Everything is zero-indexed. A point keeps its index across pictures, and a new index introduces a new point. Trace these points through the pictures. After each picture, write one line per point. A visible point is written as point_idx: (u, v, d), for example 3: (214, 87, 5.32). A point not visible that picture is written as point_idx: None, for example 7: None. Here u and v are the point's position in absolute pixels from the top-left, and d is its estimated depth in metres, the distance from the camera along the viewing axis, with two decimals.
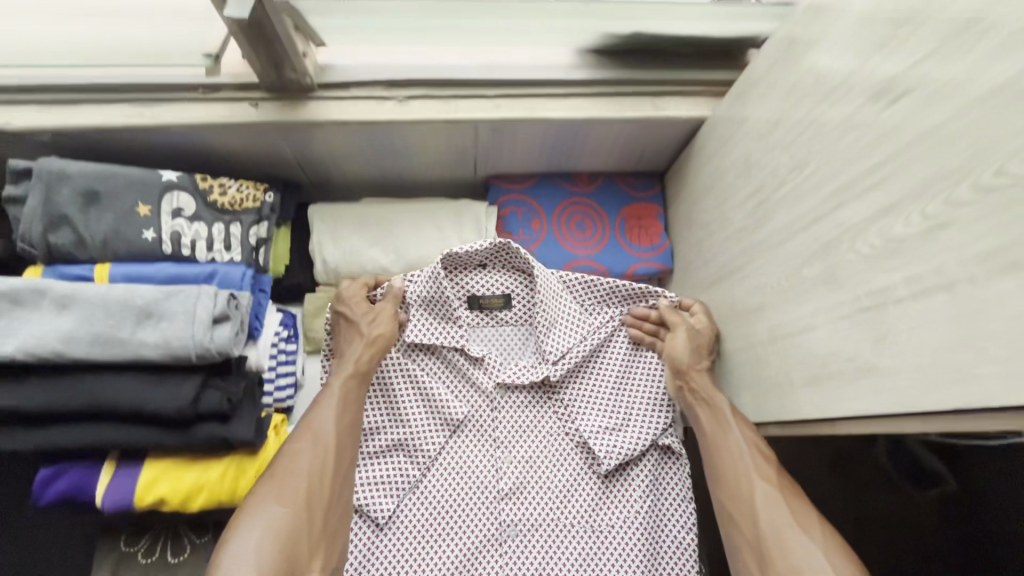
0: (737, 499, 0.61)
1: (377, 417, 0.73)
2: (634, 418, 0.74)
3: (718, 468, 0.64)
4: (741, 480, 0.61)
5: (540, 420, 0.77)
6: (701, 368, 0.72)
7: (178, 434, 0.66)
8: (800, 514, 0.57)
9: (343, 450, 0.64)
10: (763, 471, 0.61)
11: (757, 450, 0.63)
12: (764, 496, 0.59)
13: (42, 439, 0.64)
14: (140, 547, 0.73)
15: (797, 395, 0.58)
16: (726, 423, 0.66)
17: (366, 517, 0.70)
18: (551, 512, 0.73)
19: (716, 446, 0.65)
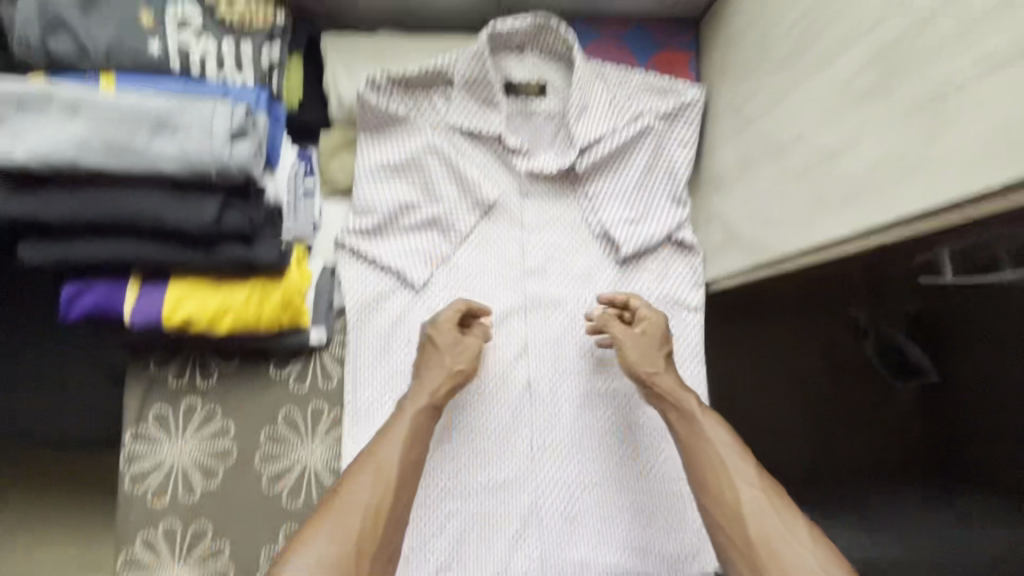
0: (724, 508, 0.62)
1: (416, 193, 0.82)
2: (652, 211, 0.86)
3: (699, 469, 0.65)
4: (725, 492, 0.62)
5: (566, 211, 0.87)
6: (663, 365, 0.74)
7: (204, 252, 0.66)
8: (793, 529, 0.59)
9: (403, 486, 0.63)
10: (750, 481, 0.62)
11: (739, 461, 0.64)
12: (754, 502, 0.61)
13: (67, 252, 0.64)
14: (170, 371, 0.77)
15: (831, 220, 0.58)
16: (713, 435, 0.67)
17: (405, 283, 0.82)
18: (573, 289, 0.86)
19: (699, 462, 0.66)
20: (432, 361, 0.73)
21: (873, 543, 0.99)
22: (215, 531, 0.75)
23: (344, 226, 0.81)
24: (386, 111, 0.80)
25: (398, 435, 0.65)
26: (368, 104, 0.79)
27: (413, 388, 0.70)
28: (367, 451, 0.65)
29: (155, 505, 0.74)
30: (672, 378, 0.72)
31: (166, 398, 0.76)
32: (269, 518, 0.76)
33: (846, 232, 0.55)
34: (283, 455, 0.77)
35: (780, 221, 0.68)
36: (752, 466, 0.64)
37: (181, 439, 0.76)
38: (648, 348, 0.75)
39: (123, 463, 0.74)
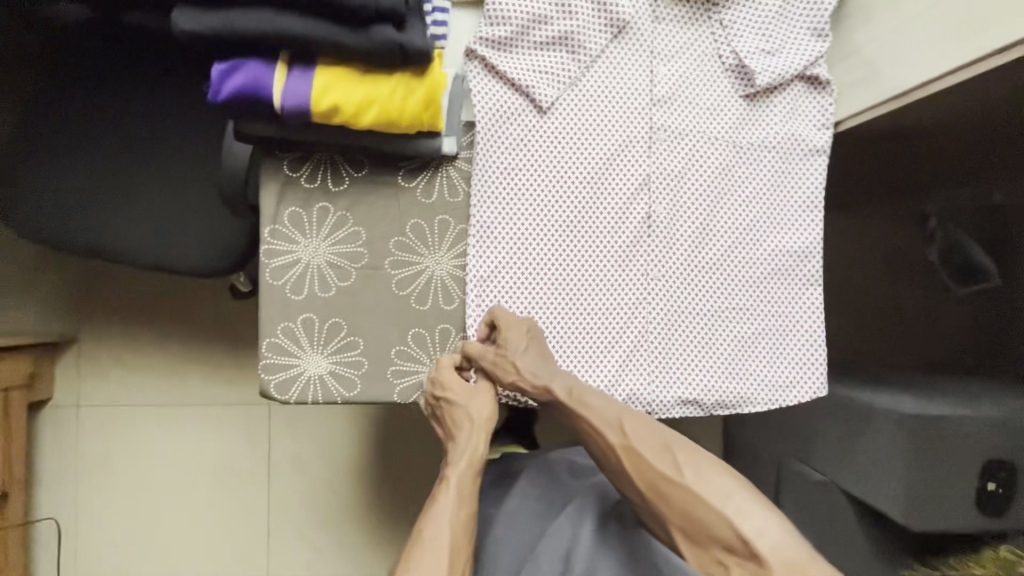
0: (621, 472, 0.69)
1: (551, 5, 0.78)
2: (790, 42, 0.82)
3: (600, 451, 0.71)
4: (599, 441, 0.71)
5: (697, 38, 0.83)
6: (520, 354, 0.75)
7: (356, 33, 0.65)
8: (656, 445, 0.68)
9: (458, 555, 0.67)
10: (614, 429, 0.70)
11: (603, 410, 0.72)
12: (633, 459, 0.68)
13: (222, 23, 0.63)
14: (303, 173, 0.78)
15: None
16: (591, 406, 0.73)
17: (530, 102, 0.80)
18: (697, 122, 0.83)
19: (587, 435, 0.72)
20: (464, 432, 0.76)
21: (952, 409, 1.03)
22: (347, 327, 0.79)
23: (474, 35, 0.78)
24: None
25: (444, 506, 0.70)
26: None
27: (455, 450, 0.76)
28: (419, 526, 0.69)
29: (294, 298, 0.78)
30: (532, 377, 0.75)
31: (300, 199, 0.78)
32: (399, 320, 0.80)
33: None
34: (412, 262, 0.80)
35: (959, 31, 0.70)
36: (613, 407, 0.72)
37: (315, 239, 0.78)
38: (499, 361, 0.76)
39: (264, 256, 0.77)
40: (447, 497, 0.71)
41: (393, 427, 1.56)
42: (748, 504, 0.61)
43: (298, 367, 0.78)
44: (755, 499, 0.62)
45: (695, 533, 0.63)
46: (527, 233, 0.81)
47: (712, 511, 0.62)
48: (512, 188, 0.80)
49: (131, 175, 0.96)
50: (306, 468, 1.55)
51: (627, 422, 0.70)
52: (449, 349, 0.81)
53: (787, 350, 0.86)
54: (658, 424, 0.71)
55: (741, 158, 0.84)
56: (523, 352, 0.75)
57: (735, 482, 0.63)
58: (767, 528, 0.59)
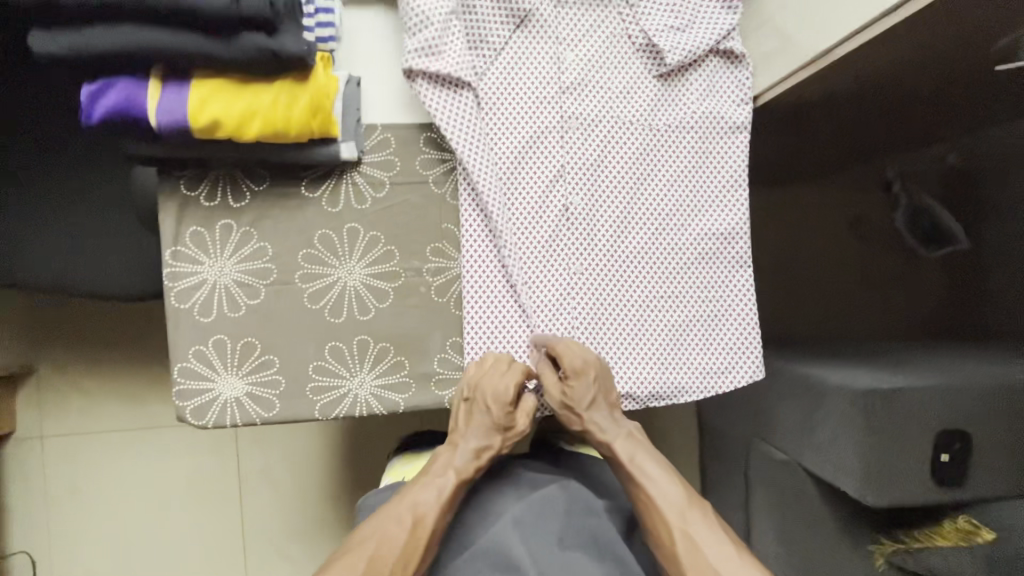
0: (663, 546, 0.69)
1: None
2: (700, 17, 0.79)
3: (652, 524, 0.71)
4: (657, 516, 0.70)
5: (604, 19, 0.80)
6: (585, 409, 0.76)
7: (224, 43, 0.62)
8: (717, 545, 0.67)
9: (429, 543, 0.69)
10: (681, 514, 0.69)
11: (674, 491, 0.71)
12: (685, 544, 0.68)
13: (81, 41, 0.60)
14: (202, 191, 0.75)
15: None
16: (655, 479, 0.72)
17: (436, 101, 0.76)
18: (612, 108, 0.80)
19: (640, 502, 0.72)
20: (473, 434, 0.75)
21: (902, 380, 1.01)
22: (262, 346, 0.77)
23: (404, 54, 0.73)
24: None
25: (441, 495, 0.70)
26: None
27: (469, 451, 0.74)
28: (412, 495, 0.70)
29: (203, 320, 0.76)
30: (599, 433, 0.76)
31: (200, 217, 0.75)
32: (315, 334, 0.78)
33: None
34: (323, 274, 0.77)
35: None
36: (683, 493, 0.71)
37: (221, 258, 0.76)
38: (566, 408, 0.77)
39: (167, 279, 0.75)
40: (442, 487, 0.71)
41: (362, 434, 1.55)
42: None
43: (214, 391, 0.76)
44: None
45: None
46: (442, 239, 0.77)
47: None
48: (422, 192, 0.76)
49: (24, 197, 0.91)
50: (277, 483, 1.54)
51: (693, 514, 0.70)
52: (370, 360, 0.79)
53: (721, 337, 0.83)
54: (720, 522, 0.70)
55: (660, 142, 0.81)
56: (590, 405, 0.76)
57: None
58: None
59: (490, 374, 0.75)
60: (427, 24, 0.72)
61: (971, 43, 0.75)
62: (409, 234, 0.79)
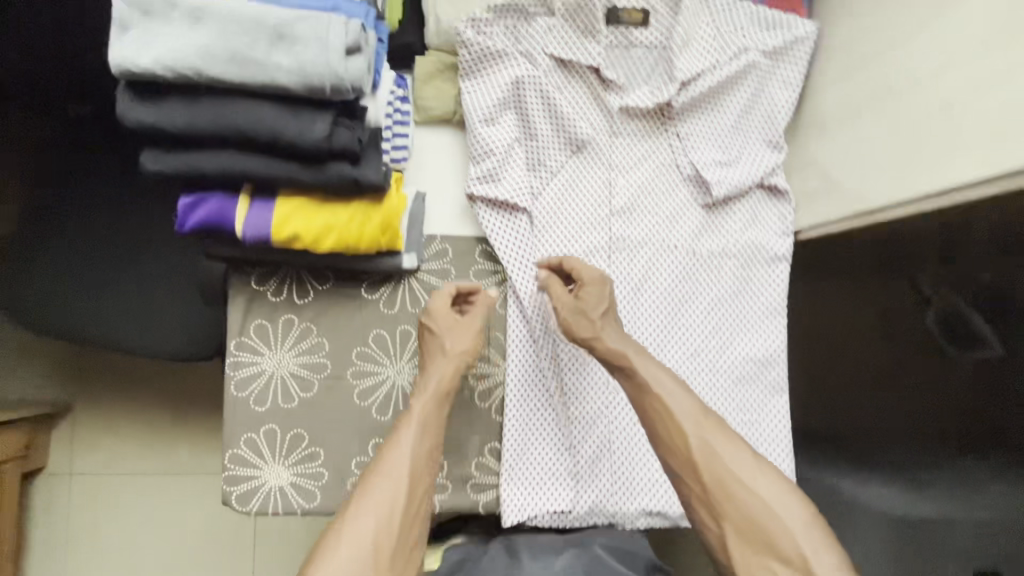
0: (680, 459, 0.72)
1: (513, 129, 0.80)
2: (746, 154, 0.83)
3: (666, 431, 0.73)
4: (670, 426, 0.73)
5: (655, 149, 0.84)
6: (599, 316, 0.76)
7: (312, 171, 0.68)
8: (736, 455, 0.72)
9: (416, 479, 0.72)
10: (692, 419, 0.72)
11: (684, 399, 0.73)
12: (700, 450, 0.71)
13: (186, 164, 0.66)
14: (269, 286, 0.80)
15: (962, 159, 0.56)
16: (670, 391, 0.74)
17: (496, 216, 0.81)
18: (657, 233, 0.84)
19: (651, 409, 0.74)
20: (440, 361, 0.76)
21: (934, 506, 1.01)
22: (309, 438, 0.80)
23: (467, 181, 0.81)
24: (482, 45, 0.77)
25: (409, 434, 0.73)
26: (466, 45, 0.77)
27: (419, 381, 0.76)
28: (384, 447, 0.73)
29: (257, 409, 0.80)
30: (609, 342, 0.76)
31: (265, 312, 0.80)
32: (360, 430, 0.81)
33: (975, 175, 0.55)
34: (373, 372, 0.81)
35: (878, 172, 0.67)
36: (696, 405, 0.74)
37: (279, 350, 0.80)
38: (576, 313, 0.76)
39: (229, 368, 0.79)
40: (419, 427, 0.73)
41: None
42: (813, 534, 0.67)
43: (259, 478, 0.79)
44: (818, 527, 0.68)
45: (740, 526, 0.69)
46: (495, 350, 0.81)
47: (775, 527, 0.68)
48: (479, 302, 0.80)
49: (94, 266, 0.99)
50: (292, 538, 1.54)
51: (711, 426, 0.73)
52: None
53: None
54: (730, 430, 0.74)
55: (701, 267, 0.85)
56: (602, 312, 0.77)
57: (795, 503, 0.69)
58: (830, 560, 0.66)
59: (440, 299, 0.78)
60: (491, 158, 0.79)
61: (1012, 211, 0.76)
62: None
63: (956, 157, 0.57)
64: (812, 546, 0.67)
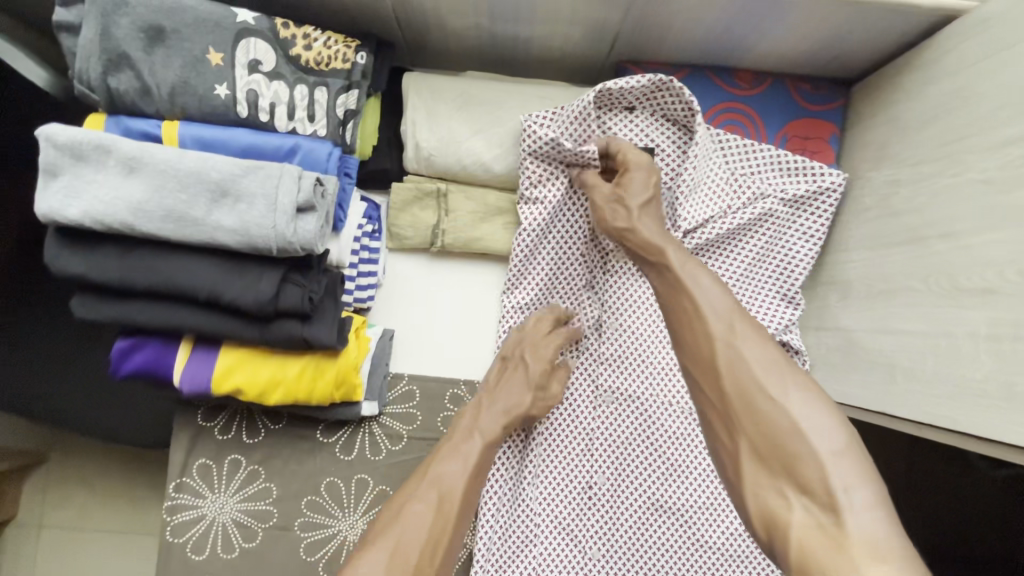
0: (696, 358, 0.49)
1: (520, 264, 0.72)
2: (756, 308, 0.73)
3: (681, 329, 0.51)
4: (692, 325, 0.50)
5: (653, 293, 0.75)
6: (638, 204, 0.62)
7: (257, 328, 0.60)
8: (769, 361, 0.46)
9: (462, 513, 0.53)
10: (721, 316, 0.49)
11: (721, 291, 0.50)
12: (728, 353, 0.47)
13: (117, 313, 0.60)
14: (217, 423, 0.73)
15: (1012, 413, 0.45)
16: (703, 286, 0.52)
17: None
18: (652, 386, 0.75)
19: (677, 309, 0.52)
20: (510, 380, 0.66)
21: None
22: None
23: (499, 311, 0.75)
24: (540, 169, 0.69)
25: (461, 455, 0.58)
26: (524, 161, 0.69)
27: (485, 399, 0.65)
28: (421, 469, 0.57)
29: (194, 558, 0.72)
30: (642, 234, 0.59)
31: (210, 451, 0.73)
32: None
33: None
34: (322, 525, 0.73)
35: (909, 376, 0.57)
36: (731, 306, 0.49)
37: (222, 495, 0.73)
38: (610, 201, 0.63)
39: (166, 511, 0.72)
40: (482, 450, 0.59)
41: None
42: (851, 468, 0.41)
43: None
44: (861, 459, 0.41)
45: (754, 438, 0.44)
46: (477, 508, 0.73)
47: (802, 449, 0.42)
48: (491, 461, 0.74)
49: None
50: None
51: (747, 327, 0.48)
52: None
53: None
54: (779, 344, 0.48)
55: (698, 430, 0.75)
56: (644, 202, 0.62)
57: (842, 433, 0.42)
58: (874, 517, 0.39)
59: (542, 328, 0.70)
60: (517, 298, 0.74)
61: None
62: None
63: (1001, 405, 0.46)
64: (853, 495, 0.40)
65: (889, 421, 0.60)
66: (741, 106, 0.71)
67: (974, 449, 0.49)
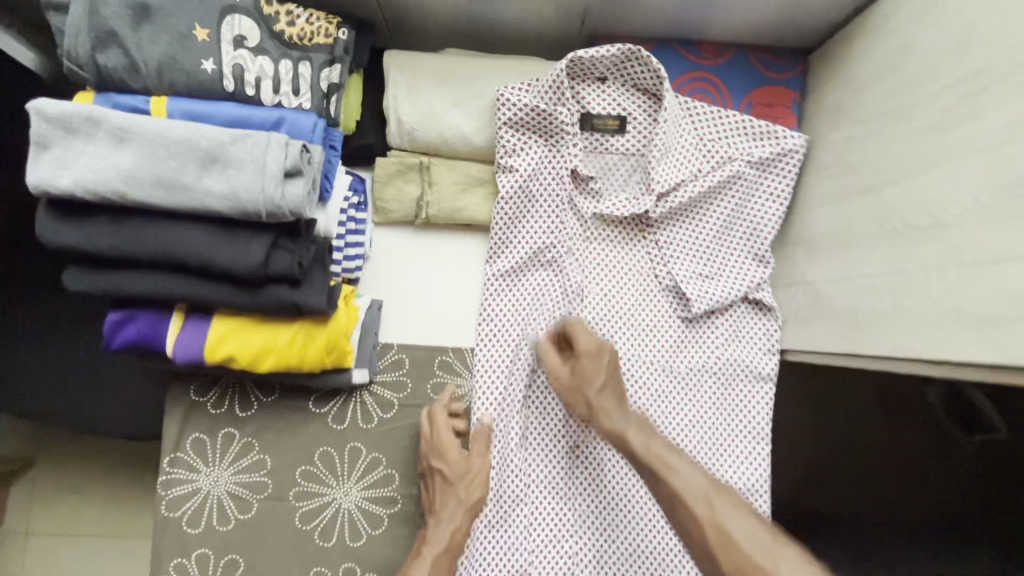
0: (692, 539, 0.59)
1: (502, 231, 0.76)
2: (729, 268, 0.77)
3: (674, 522, 0.61)
4: (681, 517, 0.60)
5: (630, 257, 0.79)
6: (597, 388, 0.69)
7: (248, 294, 0.62)
8: (749, 531, 0.57)
9: None
10: (704, 505, 0.60)
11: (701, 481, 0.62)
12: (718, 539, 0.57)
13: (110, 284, 0.61)
14: (210, 398, 0.74)
15: (956, 333, 0.49)
16: (679, 471, 0.63)
17: (487, 324, 0.77)
18: (633, 346, 0.78)
19: (664, 499, 0.62)
20: (445, 495, 0.70)
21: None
22: (244, 564, 0.73)
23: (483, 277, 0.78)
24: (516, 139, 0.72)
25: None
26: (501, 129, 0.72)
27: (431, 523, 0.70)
28: None
29: (189, 531, 0.73)
30: (607, 420, 0.69)
31: (203, 425, 0.74)
32: (300, 556, 0.74)
33: (973, 357, 0.48)
34: (318, 493, 0.75)
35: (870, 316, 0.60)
36: (710, 488, 0.61)
37: (217, 468, 0.74)
38: (572, 387, 0.70)
39: (161, 486, 0.73)
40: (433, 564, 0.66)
41: None
42: None
43: None
44: None
45: None
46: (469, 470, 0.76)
47: None
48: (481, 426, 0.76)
49: None
50: None
51: (722, 498, 0.60)
52: None
53: None
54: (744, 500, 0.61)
55: (677, 386, 0.78)
56: (601, 389, 0.70)
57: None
58: None
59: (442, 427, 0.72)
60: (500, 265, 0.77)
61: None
62: (410, 459, 0.76)
63: (948, 328, 0.50)
64: None
65: (854, 361, 0.63)
66: (707, 75, 0.75)
67: (929, 374, 0.53)
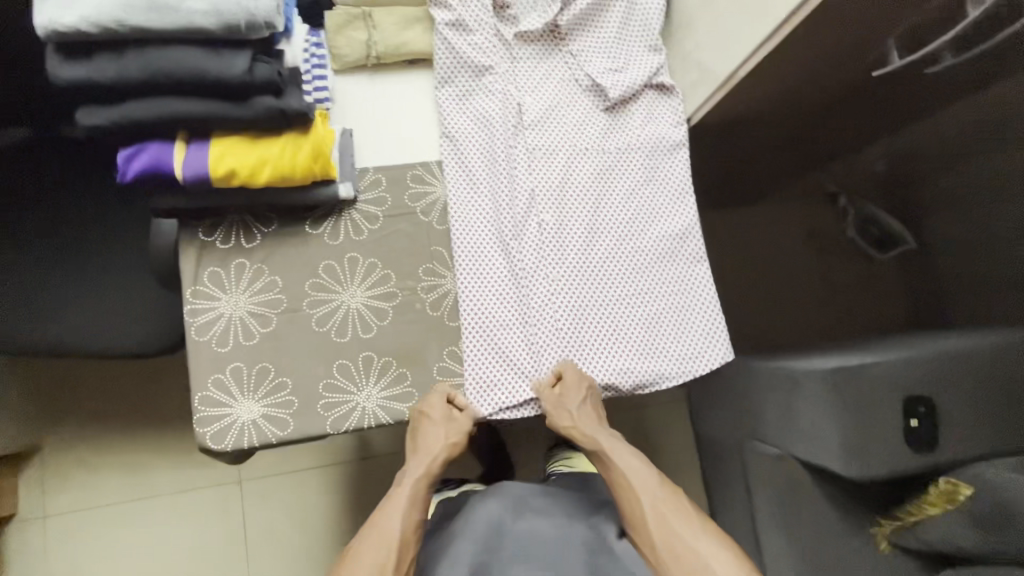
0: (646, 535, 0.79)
1: (444, 55, 0.90)
2: (632, 60, 0.95)
3: (630, 503, 0.81)
4: (635, 503, 0.81)
5: (553, 66, 0.95)
6: (576, 407, 0.85)
7: (241, 106, 0.75)
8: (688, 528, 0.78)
9: (399, 551, 0.77)
10: (656, 496, 0.80)
11: (651, 479, 0.82)
12: (662, 526, 0.78)
13: (121, 114, 0.72)
14: (217, 236, 0.85)
15: None
16: (636, 469, 0.84)
17: (447, 136, 0.90)
18: (569, 138, 0.94)
19: (621, 484, 0.83)
20: (427, 437, 0.84)
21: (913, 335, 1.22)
22: (275, 369, 0.84)
23: (435, 101, 0.92)
24: None
25: (398, 506, 0.80)
26: None
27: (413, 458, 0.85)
28: (373, 515, 0.80)
29: (220, 350, 0.83)
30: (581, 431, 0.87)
31: (216, 259, 0.85)
32: (324, 352, 0.85)
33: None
34: (327, 298, 0.86)
35: (748, 25, 0.81)
36: (658, 486, 0.82)
37: (235, 293, 0.85)
38: (557, 402, 0.84)
39: (187, 316, 0.83)
40: (410, 494, 0.82)
41: (367, 487, 1.51)
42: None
43: (230, 415, 0.82)
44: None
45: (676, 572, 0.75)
46: (457, 258, 0.88)
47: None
48: (460, 220, 0.89)
49: (39, 265, 0.99)
50: (283, 539, 1.47)
51: (667, 496, 0.81)
52: (374, 375, 0.86)
53: (692, 324, 0.93)
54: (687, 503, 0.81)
55: (612, 162, 0.94)
56: (579, 403, 0.85)
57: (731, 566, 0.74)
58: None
59: (436, 401, 0.85)
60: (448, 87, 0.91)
61: (866, 57, 0.90)
62: (403, 258, 0.89)
63: None
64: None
65: (745, 67, 0.83)
66: None
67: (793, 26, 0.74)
